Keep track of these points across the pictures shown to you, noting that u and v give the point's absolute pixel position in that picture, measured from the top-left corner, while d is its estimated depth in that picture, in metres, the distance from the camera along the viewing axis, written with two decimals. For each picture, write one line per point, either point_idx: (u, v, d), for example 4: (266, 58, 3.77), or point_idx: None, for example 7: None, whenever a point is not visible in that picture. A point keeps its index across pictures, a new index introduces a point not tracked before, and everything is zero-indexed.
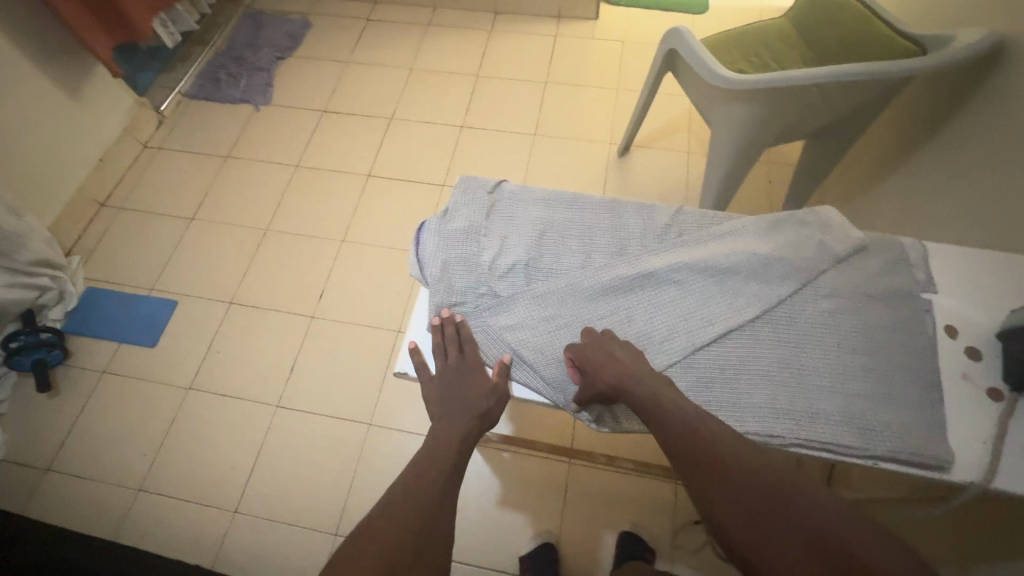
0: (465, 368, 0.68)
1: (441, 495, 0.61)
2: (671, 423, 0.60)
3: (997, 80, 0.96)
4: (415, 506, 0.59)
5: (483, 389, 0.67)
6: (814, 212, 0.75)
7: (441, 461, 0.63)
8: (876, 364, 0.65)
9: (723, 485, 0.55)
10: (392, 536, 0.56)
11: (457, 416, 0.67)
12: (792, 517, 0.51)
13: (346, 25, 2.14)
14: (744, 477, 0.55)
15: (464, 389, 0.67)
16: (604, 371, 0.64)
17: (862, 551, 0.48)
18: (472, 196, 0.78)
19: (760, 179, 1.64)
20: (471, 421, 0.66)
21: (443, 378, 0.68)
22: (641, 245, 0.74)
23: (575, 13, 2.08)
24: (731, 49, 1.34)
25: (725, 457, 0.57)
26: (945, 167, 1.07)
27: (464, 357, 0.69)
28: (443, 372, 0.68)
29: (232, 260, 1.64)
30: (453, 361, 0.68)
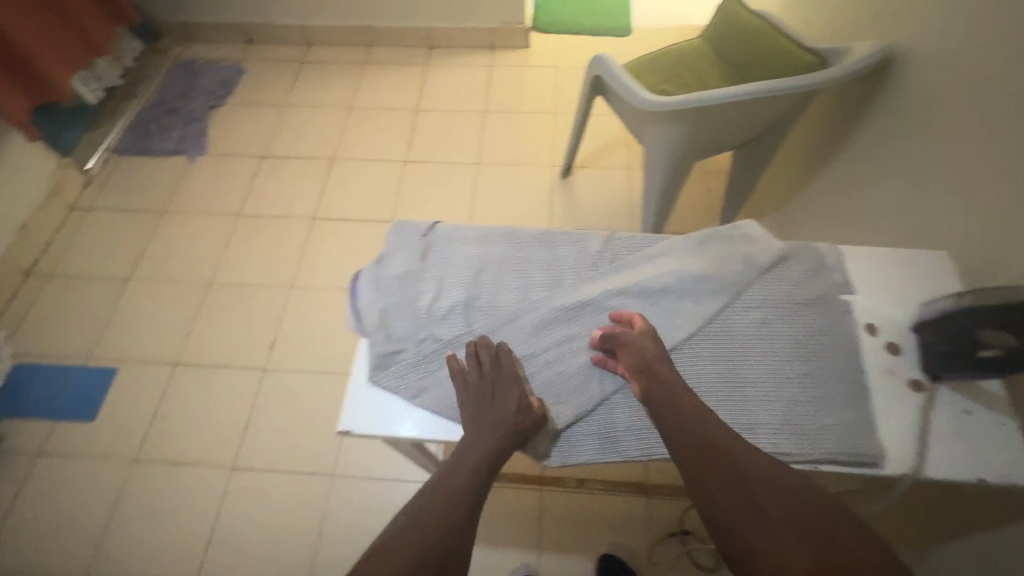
0: (503, 382, 0.65)
1: (471, 510, 0.59)
2: (684, 425, 0.60)
3: (895, 87, 1.04)
4: (438, 519, 0.57)
5: (520, 406, 0.63)
6: (737, 227, 0.78)
7: (469, 477, 0.60)
8: (808, 369, 0.68)
9: (729, 484, 0.56)
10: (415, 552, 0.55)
11: (489, 434, 0.62)
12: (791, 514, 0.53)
13: (280, 68, 2.13)
14: (749, 480, 0.56)
15: (501, 402, 0.63)
16: (645, 345, 0.66)
17: (850, 549, 0.50)
18: (407, 241, 0.78)
19: (697, 189, 1.71)
20: (503, 440, 0.61)
21: (472, 395, 0.64)
22: (576, 275, 0.75)
23: (508, 42, 2.14)
24: (654, 72, 1.40)
25: (732, 456, 0.58)
26: (859, 169, 1.15)
27: (494, 375, 0.66)
28: (486, 382, 0.65)
29: (175, 319, 1.57)
30: (496, 375, 0.65)
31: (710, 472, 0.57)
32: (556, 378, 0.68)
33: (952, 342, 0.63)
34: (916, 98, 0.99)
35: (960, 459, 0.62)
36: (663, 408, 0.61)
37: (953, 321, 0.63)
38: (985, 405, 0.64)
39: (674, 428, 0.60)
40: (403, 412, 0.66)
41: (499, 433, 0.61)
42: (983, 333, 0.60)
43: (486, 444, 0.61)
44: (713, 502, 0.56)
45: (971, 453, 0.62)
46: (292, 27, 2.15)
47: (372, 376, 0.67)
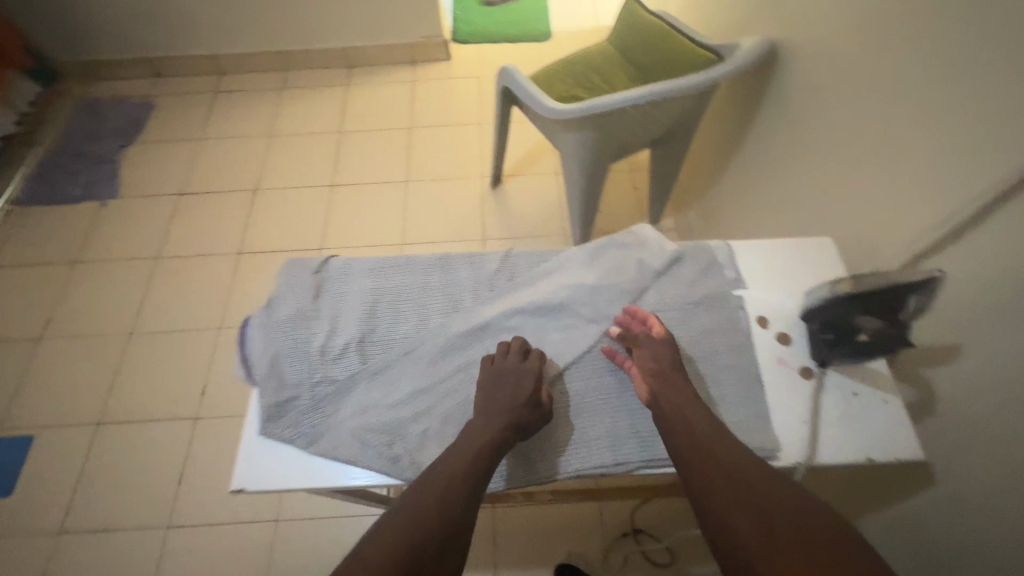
0: (517, 372, 0.65)
1: (474, 498, 0.57)
2: (687, 428, 0.60)
3: (783, 78, 1.08)
4: (437, 504, 0.56)
5: (532, 398, 0.63)
6: (631, 232, 0.79)
7: (469, 464, 0.58)
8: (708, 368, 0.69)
9: (727, 483, 0.55)
10: (410, 543, 0.53)
11: (490, 419, 0.62)
12: (783, 511, 0.52)
13: (194, 101, 2.05)
14: (747, 475, 0.56)
15: (510, 390, 0.63)
16: (659, 349, 0.66)
17: (840, 547, 0.49)
18: (298, 280, 0.75)
19: (626, 187, 1.73)
20: (506, 428, 0.61)
21: (490, 385, 0.65)
22: (474, 297, 0.74)
23: (429, 56, 2.13)
24: (564, 77, 1.41)
25: (732, 453, 0.58)
26: (762, 159, 1.19)
27: (517, 368, 0.66)
28: (502, 375, 0.65)
29: (95, 375, 1.48)
30: (514, 368, 0.65)
31: (711, 472, 0.56)
32: (457, 407, 0.66)
33: (835, 330, 0.65)
34: (803, 88, 1.03)
35: (849, 442, 0.64)
36: (668, 413, 0.62)
37: (832, 309, 0.65)
38: (870, 384, 0.67)
39: (681, 434, 0.60)
40: (300, 461, 0.63)
41: (503, 419, 0.61)
42: (862, 317, 0.62)
43: (490, 431, 0.61)
44: (711, 502, 0.55)
45: (859, 435, 0.64)
46: (202, 57, 2.08)
47: (264, 427, 0.64)
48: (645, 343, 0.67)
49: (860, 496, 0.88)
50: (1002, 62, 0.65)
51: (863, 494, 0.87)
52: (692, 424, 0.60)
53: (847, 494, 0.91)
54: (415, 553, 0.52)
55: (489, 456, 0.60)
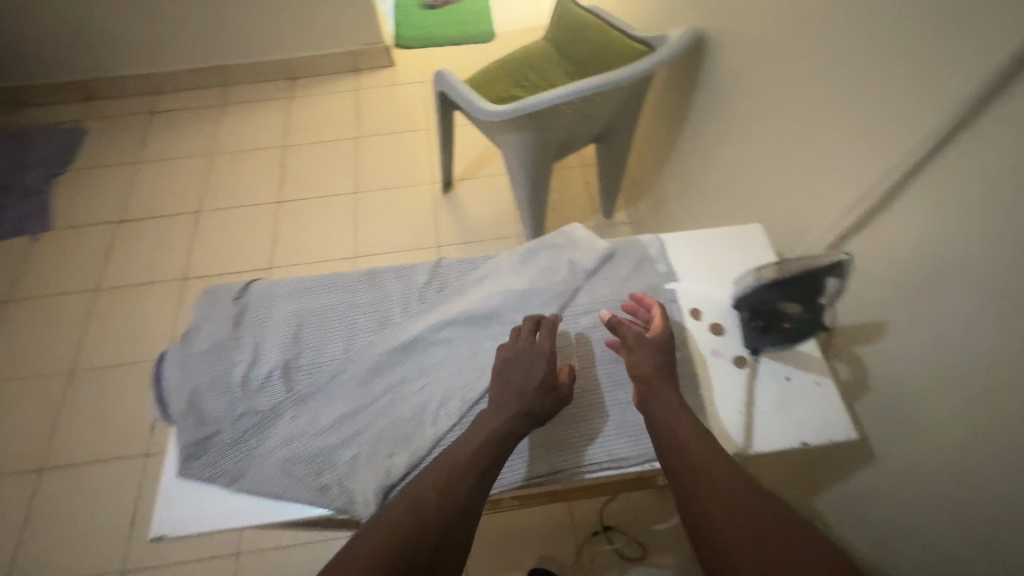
0: (531, 354, 0.63)
1: (478, 491, 0.55)
2: (682, 447, 0.57)
3: (713, 66, 1.08)
4: (439, 498, 0.53)
5: (545, 382, 0.62)
6: (562, 233, 0.78)
7: (475, 455, 0.57)
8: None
9: (726, 503, 0.52)
10: (409, 538, 0.50)
11: (502, 405, 0.60)
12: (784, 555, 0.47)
13: (128, 123, 1.97)
14: (747, 495, 0.52)
15: (525, 374, 0.62)
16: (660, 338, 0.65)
17: None
18: (216, 308, 0.72)
19: (578, 183, 1.73)
20: (516, 418, 0.59)
21: (505, 368, 0.63)
22: (403, 311, 0.72)
23: (372, 63, 2.09)
24: (502, 77, 1.39)
25: (732, 484, 0.53)
26: (701, 148, 1.19)
27: (528, 350, 0.64)
28: (516, 358, 0.63)
29: (35, 419, 1.41)
30: (527, 350, 0.64)
31: (707, 492, 0.53)
32: (389, 427, 0.64)
33: (761, 317, 0.66)
34: (732, 74, 1.03)
35: (784, 428, 0.64)
36: (663, 417, 0.59)
37: (766, 295, 0.65)
38: (802, 367, 0.67)
39: (679, 454, 0.56)
40: (223, 501, 0.60)
41: (515, 406, 0.60)
42: (790, 309, 0.65)
43: (502, 419, 0.59)
44: (709, 526, 0.51)
45: (795, 421, 0.64)
46: (133, 76, 2.00)
47: (182, 468, 0.61)
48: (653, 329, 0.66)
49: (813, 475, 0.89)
50: (907, 39, 0.65)
51: (816, 472, 0.88)
52: (688, 443, 0.57)
53: (801, 474, 0.92)
54: (412, 550, 0.49)
55: (497, 448, 0.58)
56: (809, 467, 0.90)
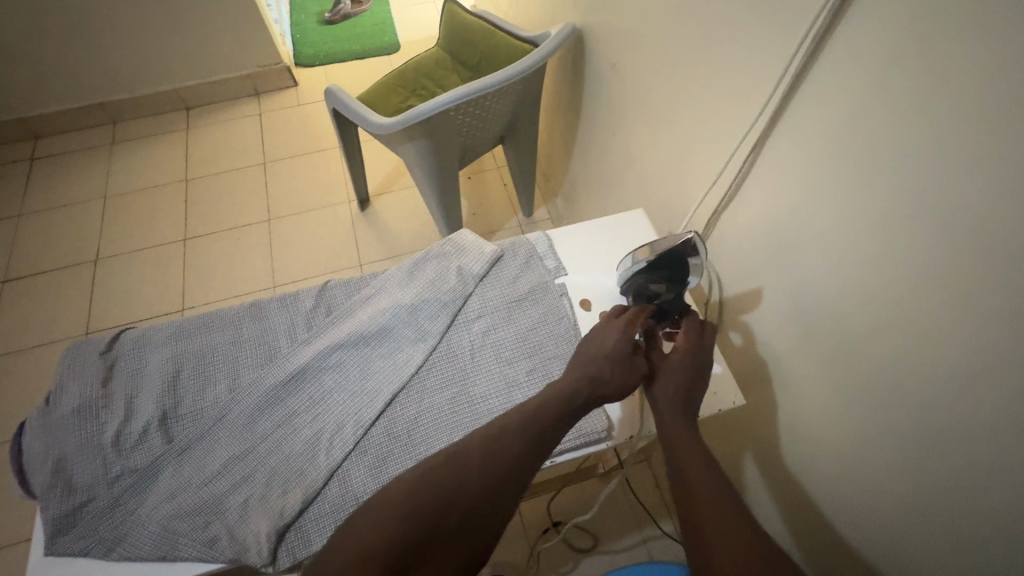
0: (611, 328, 0.65)
1: (525, 462, 0.54)
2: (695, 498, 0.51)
3: (595, 57, 1.12)
4: (478, 472, 0.52)
5: (622, 351, 0.62)
6: (449, 240, 0.77)
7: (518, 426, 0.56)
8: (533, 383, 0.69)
9: (730, 544, 0.46)
10: (438, 503, 0.50)
11: (575, 370, 0.61)
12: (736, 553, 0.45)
13: (5, 174, 1.81)
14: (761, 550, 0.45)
15: (601, 345, 0.63)
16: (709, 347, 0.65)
17: None
18: (82, 366, 0.67)
19: (495, 185, 1.73)
20: (581, 383, 0.60)
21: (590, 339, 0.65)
22: (290, 341, 0.70)
23: (272, 85, 2.02)
24: (399, 88, 1.37)
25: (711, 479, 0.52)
26: (597, 139, 1.22)
27: (610, 326, 0.65)
28: (599, 333, 0.65)
29: None
30: (611, 325, 0.65)
31: (716, 547, 0.46)
32: (280, 465, 0.61)
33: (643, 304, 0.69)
34: (611, 66, 1.07)
35: None
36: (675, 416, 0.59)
37: (640, 281, 0.70)
38: None
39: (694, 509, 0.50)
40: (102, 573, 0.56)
41: (585, 369, 0.61)
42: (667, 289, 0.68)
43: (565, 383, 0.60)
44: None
45: None
46: (6, 123, 1.84)
47: (52, 545, 0.56)
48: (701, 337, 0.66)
49: (733, 441, 0.93)
50: (738, 21, 0.70)
51: (735, 438, 0.92)
52: (699, 494, 0.51)
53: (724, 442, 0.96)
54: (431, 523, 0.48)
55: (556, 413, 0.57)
56: (729, 435, 0.94)
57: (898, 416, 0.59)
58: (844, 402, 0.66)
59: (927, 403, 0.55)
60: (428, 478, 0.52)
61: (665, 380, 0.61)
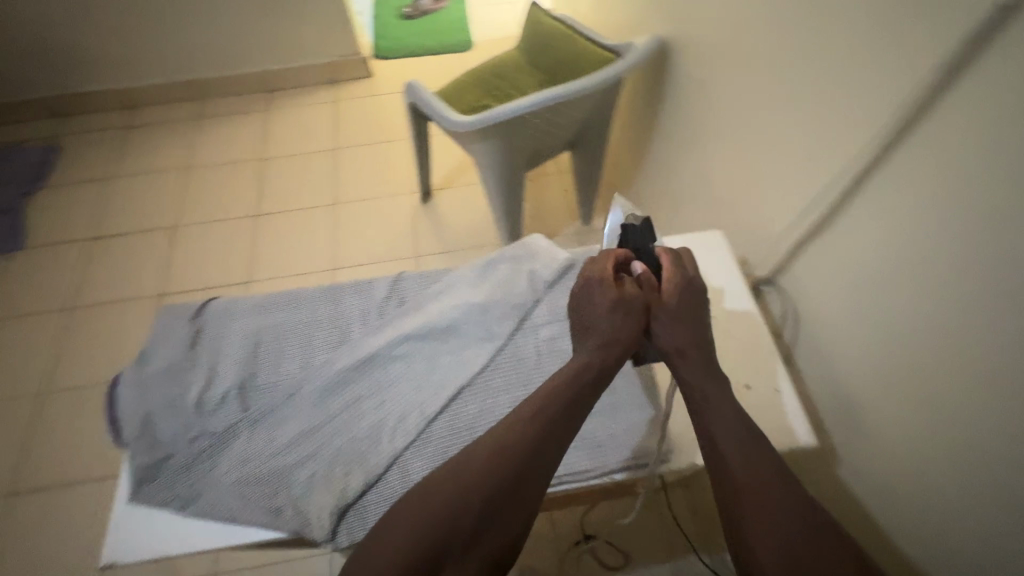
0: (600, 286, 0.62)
1: (540, 467, 0.55)
2: (734, 474, 0.53)
3: (678, 72, 1.09)
4: (496, 479, 0.53)
5: (616, 311, 0.61)
6: (523, 244, 0.78)
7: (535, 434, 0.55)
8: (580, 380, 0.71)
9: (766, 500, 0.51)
10: (463, 502, 0.52)
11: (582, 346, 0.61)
12: (772, 508, 0.50)
13: (102, 139, 1.95)
14: (799, 537, 0.49)
15: (594, 306, 0.62)
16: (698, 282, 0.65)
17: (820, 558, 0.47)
18: (173, 329, 0.71)
19: (556, 190, 1.73)
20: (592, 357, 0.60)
21: (581, 303, 0.63)
22: (362, 327, 0.72)
23: (349, 74, 2.09)
24: (474, 87, 1.39)
25: (740, 435, 0.55)
26: (671, 153, 1.20)
27: (594, 280, 0.63)
28: (587, 293, 0.63)
29: (5, 441, 1.37)
30: (594, 281, 0.63)
31: (751, 504, 0.51)
32: (344, 446, 0.63)
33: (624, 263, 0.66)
34: (695, 80, 1.04)
35: None
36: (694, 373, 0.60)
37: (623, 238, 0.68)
38: (759, 375, 0.68)
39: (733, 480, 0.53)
40: (176, 526, 0.59)
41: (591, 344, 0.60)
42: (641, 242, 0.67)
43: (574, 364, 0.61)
44: (755, 568, 0.49)
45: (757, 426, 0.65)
46: (108, 92, 1.98)
47: (135, 494, 0.60)
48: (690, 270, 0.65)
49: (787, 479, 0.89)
50: (846, 47, 0.67)
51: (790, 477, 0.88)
52: (741, 473, 0.53)
53: None
54: (457, 525, 0.52)
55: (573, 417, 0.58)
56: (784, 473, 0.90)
57: (980, 484, 0.55)
58: (923, 456, 0.62)
59: (1021, 471, 0.51)
60: (455, 481, 0.53)
61: (668, 332, 0.61)
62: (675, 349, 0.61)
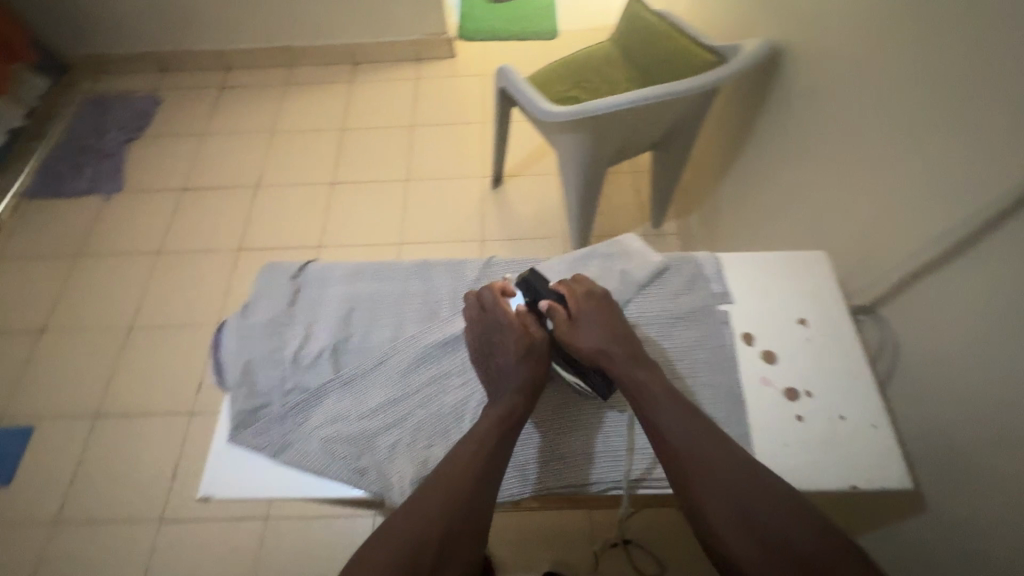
0: (500, 335, 0.66)
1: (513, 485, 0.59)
2: (692, 490, 0.56)
3: (786, 82, 1.05)
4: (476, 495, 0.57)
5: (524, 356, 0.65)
6: (616, 244, 0.78)
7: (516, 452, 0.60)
8: (559, 403, 0.68)
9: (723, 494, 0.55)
10: (448, 515, 0.56)
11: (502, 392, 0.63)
12: (734, 498, 0.55)
13: (197, 96, 2.06)
14: (777, 531, 0.53)
15: (501, 353, 0.65)
16: (598, 302, 0.69)
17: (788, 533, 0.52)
18: (274, 285, 0.75)
19: (628, 189, 1.70)
20: (516, 396, 0.62)
21: (480, 354, 0.66)
22: (452, 306, 0.73)
23: (432, 53, 2.11)
24: (563, 77, 1.37)
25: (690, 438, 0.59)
26: (764, 164, 1.15)
27: (486, 326, 0.67)
28: (481, 341, 0.67)
29: (94, 368, 1.49)
30: (485, 329, 0.67)
31: (712, 502, 0.55)
32: (428, 419, 0.65)
33: (532, 305, 0.71)
34: (804, 90, 0.99)
35: (837, 465, 0.61)
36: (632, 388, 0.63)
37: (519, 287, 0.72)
38: (855, 408, 0.64)
39: (696, 496, 0.56)
40: (267, 472, 0.63)
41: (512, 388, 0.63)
42: (536, 278, 0.73)
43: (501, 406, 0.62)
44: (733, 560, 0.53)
45: (851, 458, 0.61)
46: (206, 52, 2.08)
47: (234, 436, 0.64)
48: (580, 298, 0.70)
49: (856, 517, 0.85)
50: (1001, 70, 0.61)
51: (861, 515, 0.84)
52: (702, 481, 0.56)
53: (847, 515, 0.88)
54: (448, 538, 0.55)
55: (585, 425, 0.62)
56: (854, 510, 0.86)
57: None
58: None
59: None
60: (451, 491, 0.57)
61: (583, 338, 0.66)
62: (597, 351, 0.65)
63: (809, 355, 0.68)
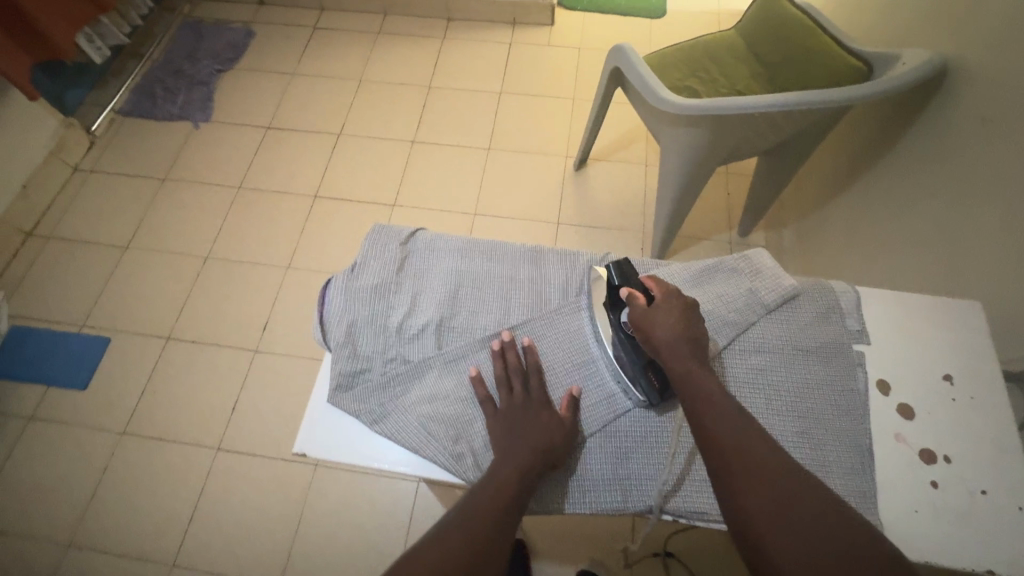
0: (529, 406, 0.61)
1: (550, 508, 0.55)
2: (748, 499, 0.48)
3: (946, 106, 0.93)
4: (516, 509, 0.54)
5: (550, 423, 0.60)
6: (746, 257, 0.72)
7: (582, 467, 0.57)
8: (608, 443, 0.63)
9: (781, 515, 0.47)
10: (494, 520, 0.52)
11: (521, 449, 0.58)
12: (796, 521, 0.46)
13: (290, 34, 2.04)
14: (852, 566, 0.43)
15: (530, 420, 0.60)
16: (682, 303, 0.61)
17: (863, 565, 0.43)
18: (384, 247, 0.73)
19: (719, 191, 1.60)
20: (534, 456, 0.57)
21: (502, 418, 0.61)
22: (562, 298, 0.70)
23: (531, 18, 2.02)
24: (680, 65, 1.27)
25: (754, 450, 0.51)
26: (893, 188, 1.05)
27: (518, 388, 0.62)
28: (510, 406, 0.61)
29: (170, 291, 1.53)
30: (519, 396, 0.62)
31: (765, 522, 0.47)
32: None
33: (614, 290, 0.65)
34: (968, 115, 0.88)
35: (972, 547, 0.55)
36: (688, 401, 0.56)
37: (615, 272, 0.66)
38: (1002, 485, 0.58)
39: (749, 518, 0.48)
40: (364, 438, 0.62)
41: (528, 449, 0.58)
42: (628, 264, 0.66)
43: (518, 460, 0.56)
44: None
45: (984, 537, 0.55)
46: None
47: (335, 395, 0.63)
48: (664, 297, 0.61)
49: None
50: None
51: None
52: (756, 496, 0.48)
53: None
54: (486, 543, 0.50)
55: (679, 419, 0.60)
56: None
57: None
58: None
59: None
60: (501, 496, 0.54)
61: (659, 325, 0.59)
62: (666, 342, 0.58)
63: (952, 416, 0.62)
